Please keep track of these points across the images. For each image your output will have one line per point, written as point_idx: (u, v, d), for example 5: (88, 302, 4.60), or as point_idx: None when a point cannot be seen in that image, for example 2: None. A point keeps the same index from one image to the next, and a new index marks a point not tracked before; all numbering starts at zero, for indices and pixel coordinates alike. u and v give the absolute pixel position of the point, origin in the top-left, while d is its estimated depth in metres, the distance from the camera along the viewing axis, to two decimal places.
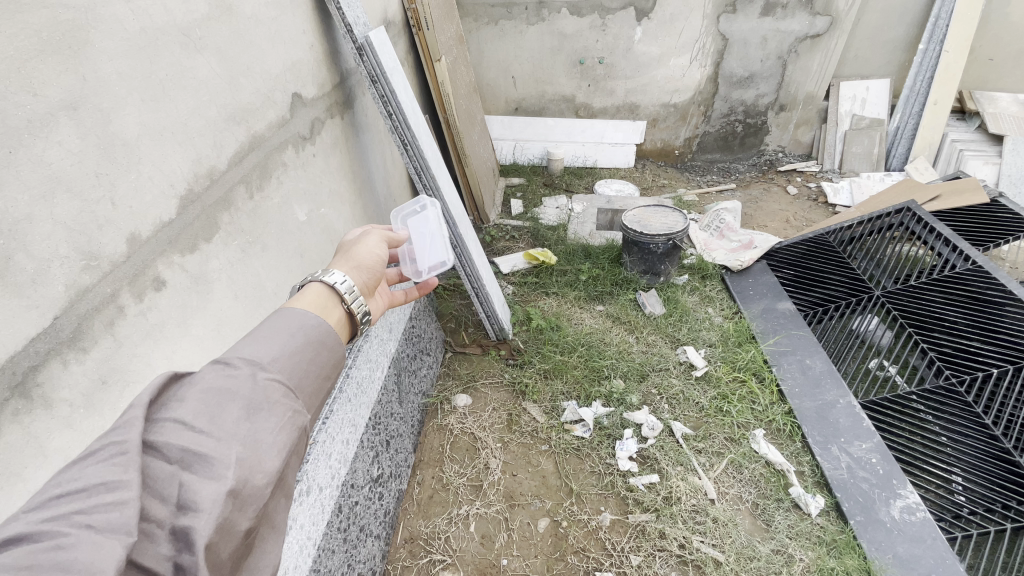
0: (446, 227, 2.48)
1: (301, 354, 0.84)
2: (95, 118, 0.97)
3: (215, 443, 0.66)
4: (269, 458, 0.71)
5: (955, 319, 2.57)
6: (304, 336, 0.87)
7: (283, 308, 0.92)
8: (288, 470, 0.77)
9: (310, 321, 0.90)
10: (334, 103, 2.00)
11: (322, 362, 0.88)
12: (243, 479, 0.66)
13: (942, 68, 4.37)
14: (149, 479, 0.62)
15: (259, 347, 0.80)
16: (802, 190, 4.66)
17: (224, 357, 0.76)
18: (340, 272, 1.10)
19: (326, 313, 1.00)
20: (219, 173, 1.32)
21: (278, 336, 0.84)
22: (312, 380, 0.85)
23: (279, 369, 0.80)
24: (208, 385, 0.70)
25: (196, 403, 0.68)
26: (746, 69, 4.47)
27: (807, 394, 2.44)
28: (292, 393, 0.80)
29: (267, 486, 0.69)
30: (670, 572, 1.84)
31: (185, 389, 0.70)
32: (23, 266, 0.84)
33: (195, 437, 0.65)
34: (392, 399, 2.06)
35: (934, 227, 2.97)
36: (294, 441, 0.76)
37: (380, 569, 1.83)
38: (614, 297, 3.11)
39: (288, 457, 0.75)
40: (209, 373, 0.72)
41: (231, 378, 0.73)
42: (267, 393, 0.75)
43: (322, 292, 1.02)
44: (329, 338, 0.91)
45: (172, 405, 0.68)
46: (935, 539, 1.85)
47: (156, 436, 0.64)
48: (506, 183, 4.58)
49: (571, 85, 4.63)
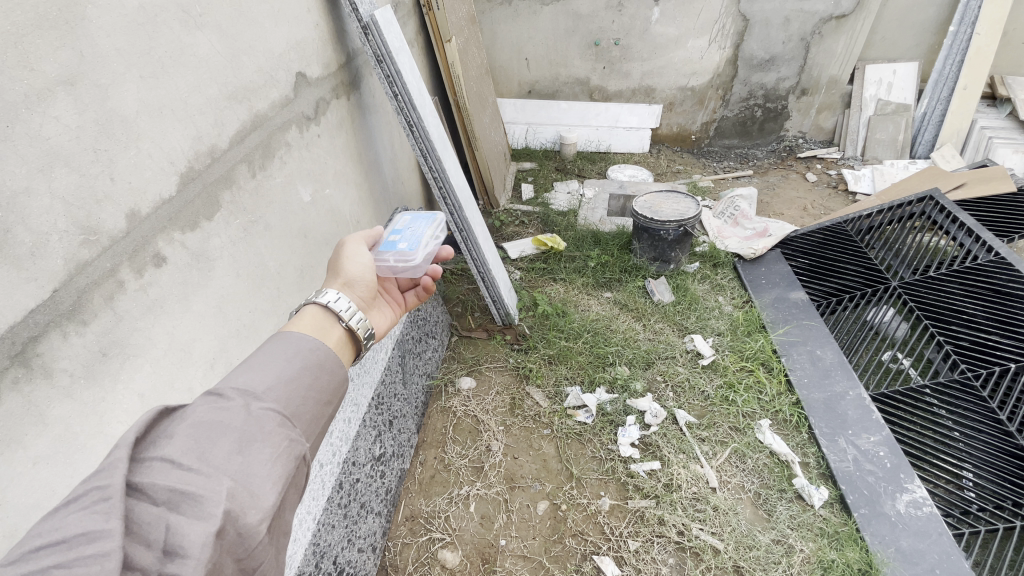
0: (451, 210, 2.50)
1: (299, 380, 0.85)
2: (94, 94, 0.98)
3: (204, 479, 0.65)
4: (263, 494, 0.69)
5: (974, 312, 2.50)
6: (301, 361, 0.87)
7: (278, 334, 0.92)
8: (284, 506, 0.76)
9: (304, 344, 0.91)
10: (340, 83, 2.00)
11: (320, 387, 0.88)
12: (235, 515, 0.65)
13: (973, 50, 4.19)
14: (134, 524, 0.60)
15: (252, 376, 0.80)
16: (821, 177, 4.53)
17: (216, 390, 0.76)
18: (334, 290, 1.08)
19: (325, 336, 0.99)
20: (221, 151, 1.33)
21: (273, 362, 0.84)
22: (312, 405, 0.86)
23: (275, 397, 0.80)
24: (198, 419, 0.70)
25: (185, 439, 0.67)
26: (767, 51, 4.33)
27: (815, 385, 2.39)
28: (288, 421, 0.80)
29: (260, 524, 0.67)
30: (668, 558, 1.84)
31: (174, 426, 0.69)
32: (23, 239, 0.86)
33: (183, 475, 0.64)
34: (395, 378, 2.07)
35: (957, 216, 2.87)
36: (289, 473, 0.75)
37: (380, 545, 1.86)
38: (622, 284, 3.08)
39: (284, 491, 0.73)
40: (200, 407, 0.72)
41: (223, 411, 0.73)
42: (261, 423, 0.75)
43: (317, 314, 1.00)
44: (326, 360, 0.92)
45: (159, 443, 0.67)
46: (941, 534, 1.82)
47: (141, 477, 0.63)
48: (518, 167, 4.53)
49: (586, 68, 4.55)
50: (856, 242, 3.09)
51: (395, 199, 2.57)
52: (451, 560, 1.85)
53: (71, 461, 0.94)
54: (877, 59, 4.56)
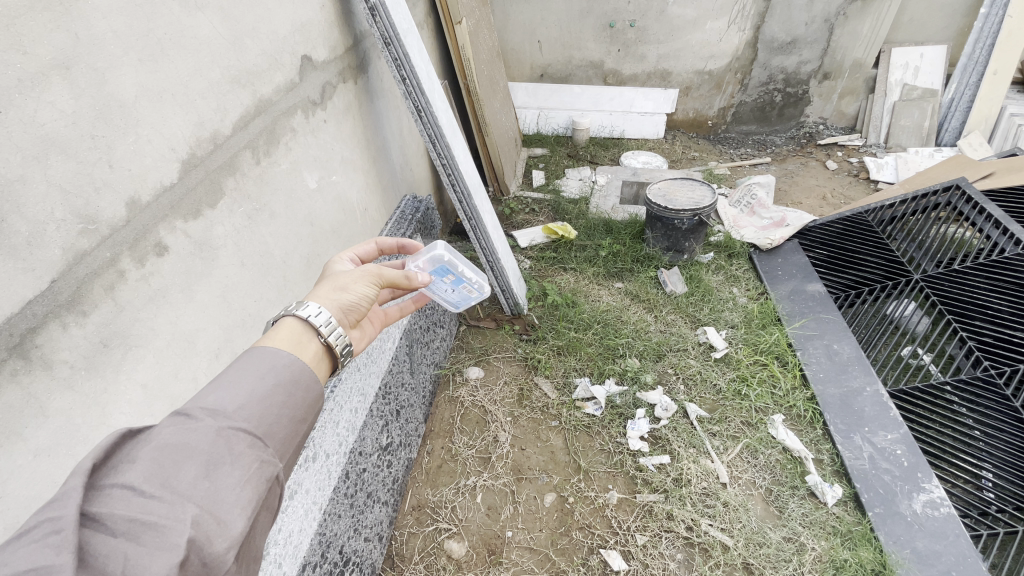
0: (461, 198, 2.46)
1: (272, 398, 0.80)
2: (89, 78, 0.95)
3: (168, 507, 0.63)
4: (231, 520, 0.67)
5: (999, 307, 2.40)
6: (277, 378, 0.83)
7: (251, 349, 0.87)
8: (253, 531, 0.74)
9: (280, 360, 0.86)
10: (346, 66, 1.95)
11: (295, 404, 0.84)
12: (199, 545, 0.63)
13: (1005, 33, 3.98)
14: (89, 556, 0.57)
15: (223, 394, 0.76)
16: (842, 164, 4.40)
17: (183, 410, 0.73)
18: (316, 303, 1.01)
19: (302, 352, 0.93)
20: (224, 137, 1.31)
21: (246, 379, 0.80)
22: (286, 424, 0.82)
23: (246, 417, 0.76)
24: (162, 442, 0.67)
25: (148, 464, 0.65)
26: (788, 33, 4.18)
27: (831, 379, 2.33)
28: (260, 441, 0.76)
29: (227, 553, 0.66)
30: (676, 553, 1.81)
31: (137, 450, 0.67)
32: (18, 228, 0.84)
33: (145, 503, 0.62)
34: (403, 368, 2.06)
35: (984, 207, 2.76)
36: (260, 497, 0.72)
37: (386, 534, 1.85)
38: (634, 274, 3.03)
39: (254, 515, 0.71)
40: (165, 429, 0.69)
41: (189, 432, 0.70)
42: (230, 445, 0.72)
43: (296, 327, 0.94)
44: (302, 376, 0.87)
45: (121, 469, 0.65)
46: (959, 536, 1.76)
47: (99, 506, 0.61)
48: (528, 153, 4.46)
49: (600, 50, 4.43)
50: (877, 233, 3.02)
51: (403, 186, 2.53)
52: (457, 551, 1.84)
53: (73, 453, 0.93)
54: (904, 42, 4.39)
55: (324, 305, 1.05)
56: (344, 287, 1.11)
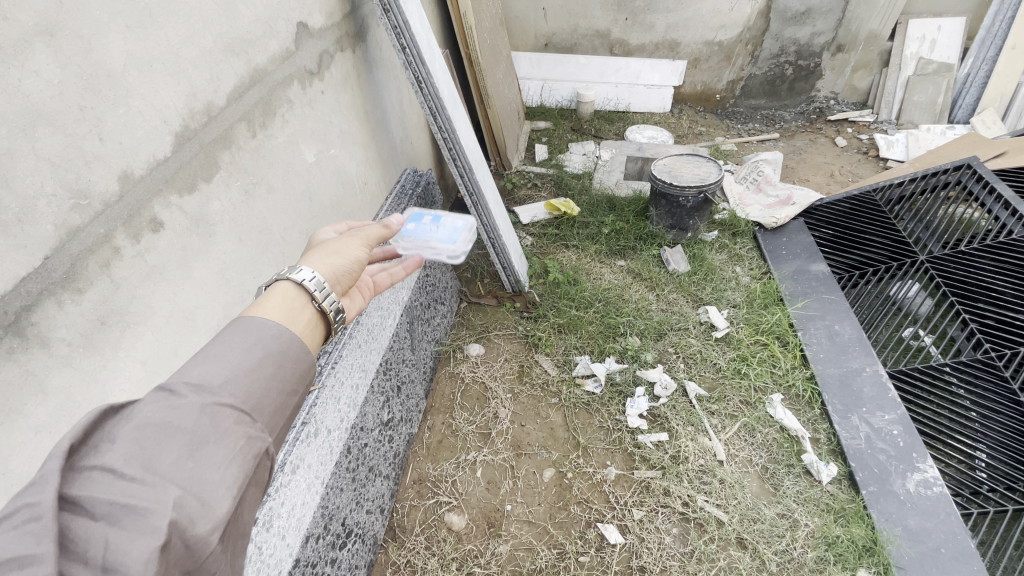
0: (463, 173, 2.42)
1: (258, 371, 0.80)
2: (76, 46, 0.91)
3: (150, 489, 0.63)
4: (216, 500, 0.67)
5: (1003, 290, 2.40)
6: (264, 352, 0.82)
7: (240, 319, 0.86)
8: (243, 506, 0.74)
9: (269, 331, 0.85)
10: (344, 34, 1.88)
11: (284, 377, 0.83)
12: (184, 526, 0.63)
13: None
14: (69, 542, 0.57)
15: (205, 369, 0.76)
16: (852, 141, 4.30)
17: (166, 386, 0.72)
18: (310, 268, 1.01)
19: (291, 317, 0.92)
20: (218, 109, 1.27)
21: (229, 354, 0.79)
22: (274, 399, 0.81)
23: (231, 395, 0.75)
24: (143, 423, 0.67)
25: (129, 446, 0.65)
26: (803, 3, 4.03)
27: (831, 360, 2.33)
28: (246, 418, 0.76)
29: (212, 534, 0.65)
30: (671, 528, 1.85)
31: (117, 430, 0.66)
32: (7, 204, 0.82)
33: (126, 486, 0.62)
34: (404, 345, 2.06)
35: (994, 187, 2.74)
36: (247, 475, 0.72)
37: (388, 506, 1.88)
38: (637, 252, 3.00)
39: (241, 494, 0.71)
40: (147, 408, 0.69)
41: (172, 411, 0.70)
42: (214, 423, 0.72)
43: (289, 291, 0.94)
44: (291, 348, 0.87)
45: (101, 450, 0.64)
46: (950, 515, 1.78)
47: (78, 490, 0.60)
48: (532, 126, 4.36)
49: (606, 19, 4.28)
50: (885, 213, 2.99)
51: (403, 159, 2.48)
52: (458, 523, 1.87)
53: None
54: (922, 13, 4.23)
55: (317, 269, 1.03)
56: (340, 254, 1.11)
